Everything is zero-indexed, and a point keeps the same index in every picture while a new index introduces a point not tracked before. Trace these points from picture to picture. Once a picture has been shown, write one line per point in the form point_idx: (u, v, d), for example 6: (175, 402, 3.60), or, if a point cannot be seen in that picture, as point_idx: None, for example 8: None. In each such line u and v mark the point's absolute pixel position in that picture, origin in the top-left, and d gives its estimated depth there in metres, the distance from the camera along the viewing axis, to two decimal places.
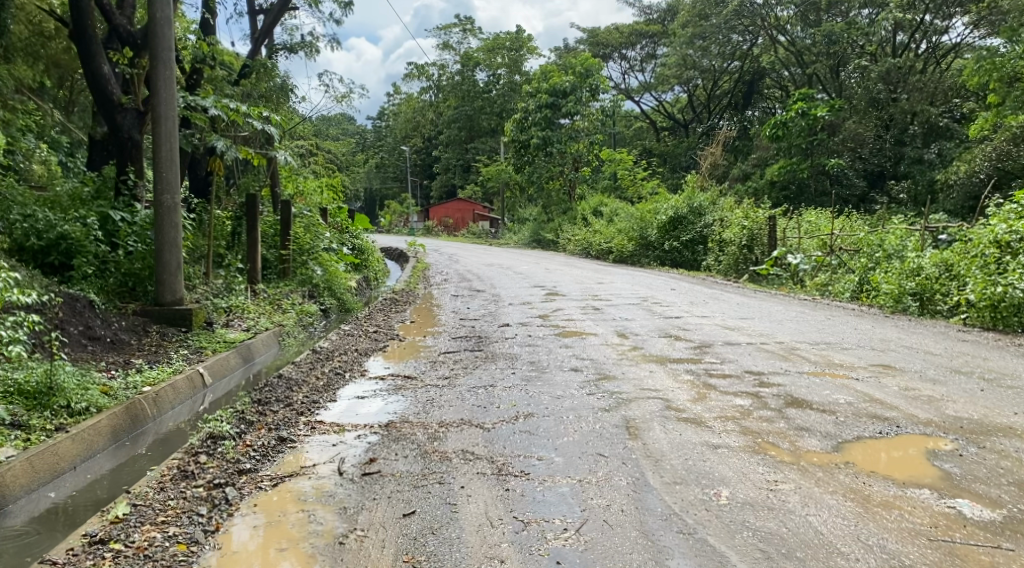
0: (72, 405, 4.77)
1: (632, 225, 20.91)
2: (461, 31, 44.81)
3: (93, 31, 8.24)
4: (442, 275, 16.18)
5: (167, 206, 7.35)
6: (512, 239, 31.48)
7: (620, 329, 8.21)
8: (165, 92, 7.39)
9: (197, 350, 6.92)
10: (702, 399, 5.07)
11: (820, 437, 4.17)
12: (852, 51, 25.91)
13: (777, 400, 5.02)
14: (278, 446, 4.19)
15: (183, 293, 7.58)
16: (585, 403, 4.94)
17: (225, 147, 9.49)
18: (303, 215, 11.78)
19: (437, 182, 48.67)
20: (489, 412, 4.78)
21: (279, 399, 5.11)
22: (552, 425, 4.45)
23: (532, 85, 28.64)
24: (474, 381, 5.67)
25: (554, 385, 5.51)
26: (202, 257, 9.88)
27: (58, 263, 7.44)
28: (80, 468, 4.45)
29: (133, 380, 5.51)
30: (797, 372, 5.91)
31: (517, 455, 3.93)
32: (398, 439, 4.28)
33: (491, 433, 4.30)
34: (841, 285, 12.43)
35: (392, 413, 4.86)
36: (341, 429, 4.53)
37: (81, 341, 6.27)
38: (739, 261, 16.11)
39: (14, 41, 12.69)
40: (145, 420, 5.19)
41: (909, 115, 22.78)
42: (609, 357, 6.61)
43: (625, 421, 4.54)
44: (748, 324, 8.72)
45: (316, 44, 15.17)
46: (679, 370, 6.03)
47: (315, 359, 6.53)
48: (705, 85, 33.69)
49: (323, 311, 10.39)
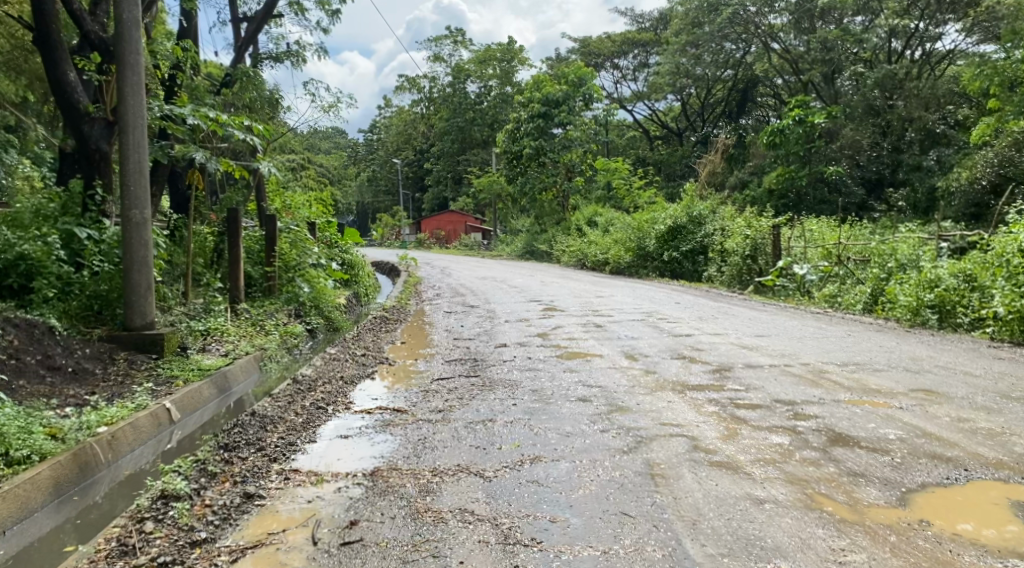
0: (10, 452, 4.12)
1: (629, 235, 20.35)
2: (451, 43, 44.42)
3: (59, 37, 7.71)
4: (435, 289, 15.60)
5: (136, 222, 6.70)
6: (505, 250, 30.95)
7: (627, 349, 7.58)
8: (133, 99, 6.75)
9: (168, 380, 6.23)
10: (733, 436, 4.48)
11: (880, 485, 3.61)
12: (846, 59, 25.40)
13: (819, 437, 4.43)
14: (242, 506, 3.57)
15: (154, 317, 6.91)
16: (600, 444, 4.32)
17: (205, 160, 8.81)
18: (289, 229, 11.09)
19: (429, 195, 48.10)
20: (489, 455, 4.16)
21: (250, 443, 4.46)
22: (564, 474, 3.83)
23: (524, 95, 28.09)
24: (471, 415, 5.03)
25: (562, 419, 4.88)
26: (181, 275, 9.27)
27: (17, 286, 6.81)
28: (12, 532, 3.82)
29: (87, 418, 4.83)
30: (833, 401, 5.32)
31: (525, 516, 3.30)
32: (385, 493, 3.65)
33: (492, 486, 3.67)
34: (852, 297, 11.82)
35: (378, 458, 4.22)
36: (320, 480, 3.90)
37: (37, 372, 5.65)
38: (742, 272, 15.51)
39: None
40: (98, 466, 4.54)
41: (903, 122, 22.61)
42: (620, 383, 5.99)
43: (648, 466, 3.92)
44: (766, 342, 8.14)
45: (303, 53, 14.64)
46: (700, 399, 5.42)
47: (295, 390, 5.86)
48: (698, 94, 33.22)
49: (309, 331, 9.69)
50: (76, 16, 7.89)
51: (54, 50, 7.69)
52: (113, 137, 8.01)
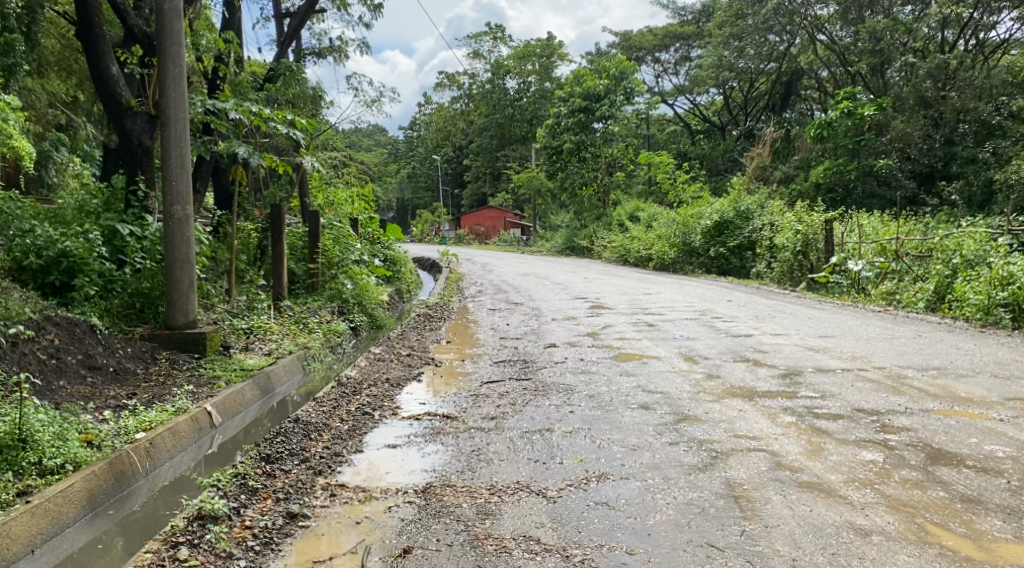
0: (44, 461, 3.89)
1: (674, 230, 19.76)
2: (491, 39, 44.13)
3: (100, 29, 7.56)
4: (476, 286, 15.33)
5: (178, 217, 6.45)
6: (545, 246, 30.64)
7: (685, 351, 7.16)
8: (174, 92, 6.51)
9: (210, 380, 5.98)
10: (819, 451, 4.07)
11: (1002, 515, 3.19)
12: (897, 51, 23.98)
13: (915, 455, 3.98)
14: (286, 527, 3.28)
15: (196, 315, 6.67)
16: (673, 458, 3.94)
17: (248, 154, 8.56)
18: (332, 225, 10.82)
19: (468, 191, 48.00)
20: (550, 471, 3.80)
21: (294, 454, 4.16)
22: (636, 494, 3.46)
23: (564, 90, 27.72)
24: (526, 424, 4.67)
25: (627, 430, 4.50)
26: (224, 273, 9.13)
27: (59, 284, 6.62)
28: (41, 550, 3.57)
29: (126, 424, 4.58)
30: (921, 411, 4.86)
31: (598, 546, 2.98)
32: (440, 515, 3.33)
33: (557, 508, 3.33)
34: (914, 294, 11.18)
35: (430, 472, 3.89)
36: (368, 497, 3.57)
37: (77, 372, 5.46)
38: (794, 269, 14.85)
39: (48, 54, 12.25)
40: (134, 477, 4.28)
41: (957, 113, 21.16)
42: (684, 389, 5.58)
43: (729, 487, 3.53)
44: (833, 343, 7.63)
45: (346, 48, 14.44)
46: (774, 408, 4.99)
47: (339, 394, 5.56)
48: (741, 87, 32.30)
49: (353, 329, 9.49)
50: (117, 10, 7.71)
51: (95, 43, 7.54)
52: (155, 131, 7.84)
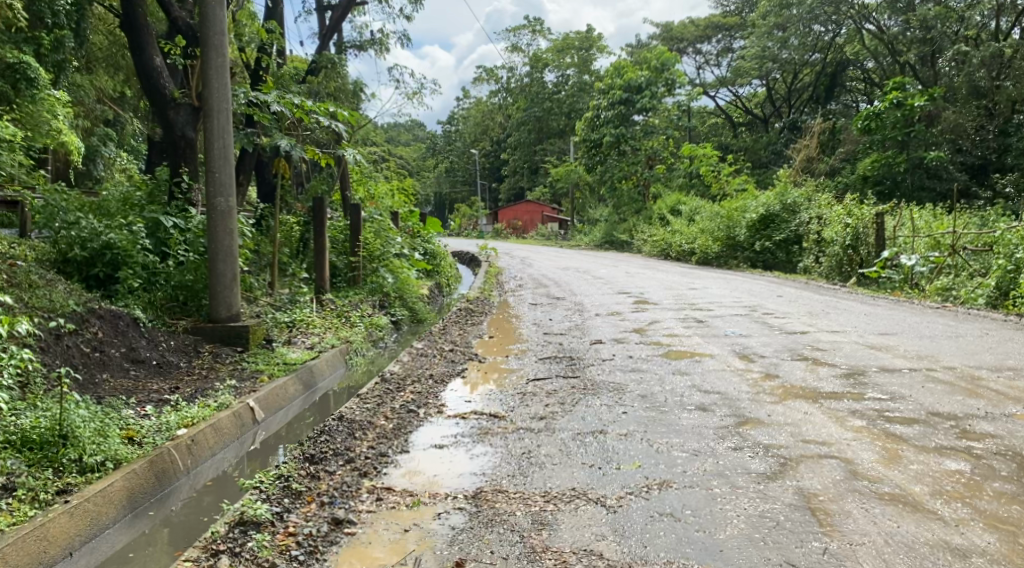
0: (85, 458, 3.77)
1: (718, 224, 19.28)
2: (529, 31, 43.77)
3: (143, 20, 7.50)
4: (516, 280, 15.15)
5: (220, 209, 6.33)
6: (582, 241, 30.34)
7: (739, 349, 6.86)
8: (216, 82, 6.39)
9: (252, 375, 5.85)
10: (897, 458, 3.78)
11: None
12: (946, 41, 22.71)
13: (1006, 465, 3.67)
14: (331, 535, 3.11)
15: (238, 308, 6.55)
16: (739, 465, 3.70)
17: (289, 146, 8.43)
18: (373, 218, 10.67)
19: (505, 185, 47.78)
20: (607, 477, 3.58)
21: (337, 454, 3.99)
22: (702, 504, 3.24)
23: (604, 82, 27.31)
24: (579, 425, 4.43)
25: (685, 433, 4.25)
26: (266, 265, 9.09)
27: (103, 276, 6.58)
28: (81, 552, 3.47)
29: (167, 420, 4.46)
30: (1003, 416, 4.52)
31: (667, 565, 2.81)
32: (494, 524, 3.13)
33: (620, 518, 3.13)
34: (973, 290, 10.67)
35: (481, 475, 3.68)
36: (416, 503, 3.38)
37: (121, 366, 5.39)
38: (844, 264, 14.29)
39: (93, 50, 12.47)
40: (176, 476, 4.17)
41: (1012, 102, 20.18)
42: (742, 390, 5.29)
43: (804, 498, 3.28)
44: (895, 342, 7.24)
45: (386, 41, 14.33)
46: (842, 411, 4.68)
47: (383, 391, 5.38)
48: (784, 78, 31.45)
49: (394, 323, 9.41)
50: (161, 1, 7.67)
51: (138, 34, 7.49)
52: (198, 123, 7.77)
